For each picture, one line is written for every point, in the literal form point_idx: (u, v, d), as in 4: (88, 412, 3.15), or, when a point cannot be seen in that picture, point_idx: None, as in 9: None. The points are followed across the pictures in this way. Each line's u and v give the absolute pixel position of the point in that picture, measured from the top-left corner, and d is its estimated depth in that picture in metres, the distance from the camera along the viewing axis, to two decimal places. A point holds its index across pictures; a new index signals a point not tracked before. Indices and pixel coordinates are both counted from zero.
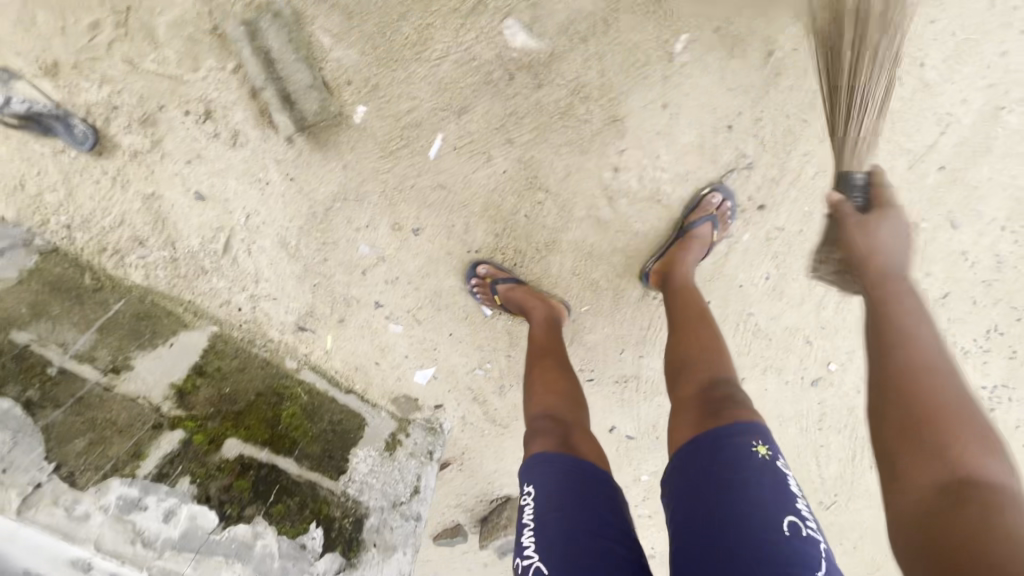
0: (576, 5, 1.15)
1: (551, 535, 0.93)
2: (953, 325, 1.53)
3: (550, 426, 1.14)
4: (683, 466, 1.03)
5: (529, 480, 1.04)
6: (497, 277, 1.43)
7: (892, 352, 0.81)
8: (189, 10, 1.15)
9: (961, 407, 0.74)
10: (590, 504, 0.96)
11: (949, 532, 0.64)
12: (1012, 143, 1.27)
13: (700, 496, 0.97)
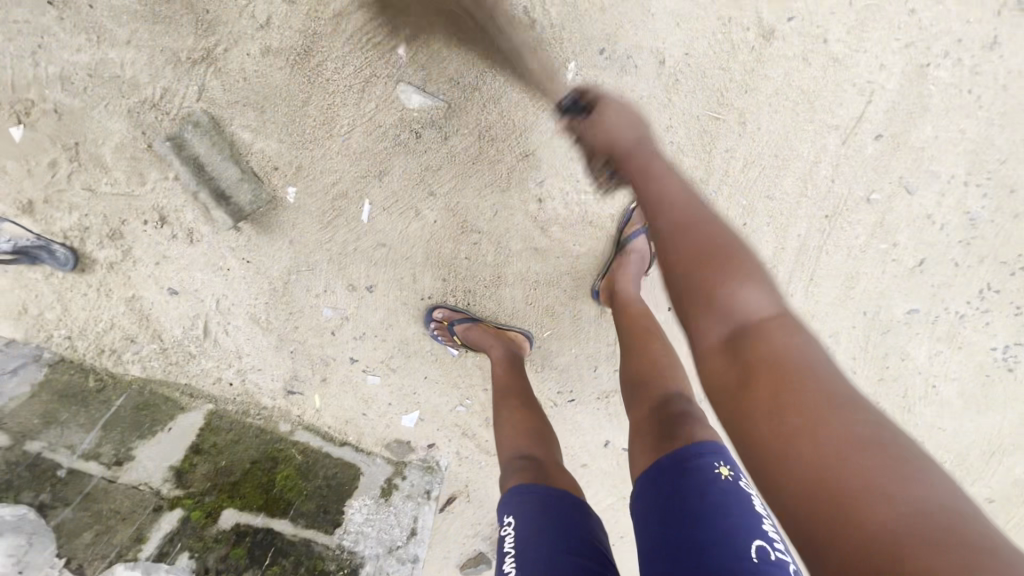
0: (462, 57, 1.17)
1: (529, 561, 0.89)
2: (941, 291, 1.43)
3: (521, 464, 1.11)
4: (646, 492, 0.93)
5: (507, 510, 1.00)
6: (454, 319, 1.46)
7: (665, 234, 0.85)
8: (125, 134, 1.27)
9: (720, 253, 0.80)
10: (569, 527, 0.93)
11: (775, 407, 0.65)
12: (949, 98, 1.19)
13: (665, 524, 0.86)
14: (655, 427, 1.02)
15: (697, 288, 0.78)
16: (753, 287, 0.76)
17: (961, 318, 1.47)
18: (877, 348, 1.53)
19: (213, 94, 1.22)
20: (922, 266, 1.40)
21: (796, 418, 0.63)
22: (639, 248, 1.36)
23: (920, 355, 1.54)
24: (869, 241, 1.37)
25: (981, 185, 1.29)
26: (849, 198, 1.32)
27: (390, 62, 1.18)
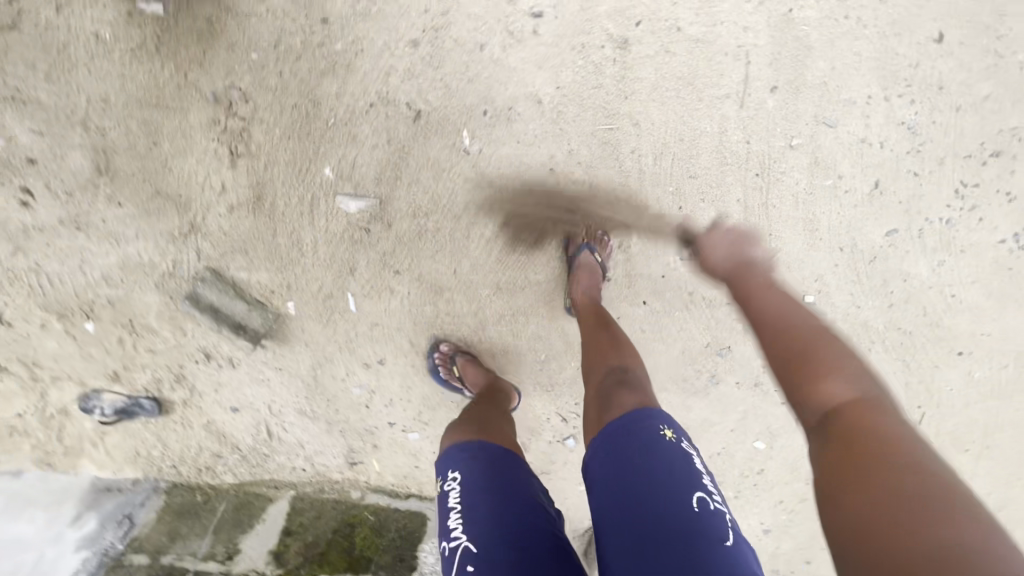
0: (376, 158, 1.35)
1: (477, 518, 0.94)
2: (913, 205, 1.37)
3: (466, 427, 1.17)
4: (597, 456, 0.95)
5: (453, 470, 1.04)
6: (455, 355, 1.58)
7: (775, 343, 1.02)
8: (159, 302, 1.59)
9: (817, 354, 0.94)
10: (516, 483, 0.99)
11: (846, 445, 0.80)
12: (828, 29, 1.20)
13: (614, 484, 0.89)
14: (598, 399, 1.07)
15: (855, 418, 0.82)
16: (843, 378, 0.89)
17: (949, 223, 1.39)
18: (872, 277, 1.48)
19: (208, 252, 1.50)
20: (879, 189, 1.36)
21: (862, 453, 0.76)
22: (587, 266, 1.41)
23: (923, 271, 1.47)
24: (813, 184, 1.36)
25: (905, 94, 1.25)
26: (772, 152, 1.32)
27: (322, 182, 1.38)
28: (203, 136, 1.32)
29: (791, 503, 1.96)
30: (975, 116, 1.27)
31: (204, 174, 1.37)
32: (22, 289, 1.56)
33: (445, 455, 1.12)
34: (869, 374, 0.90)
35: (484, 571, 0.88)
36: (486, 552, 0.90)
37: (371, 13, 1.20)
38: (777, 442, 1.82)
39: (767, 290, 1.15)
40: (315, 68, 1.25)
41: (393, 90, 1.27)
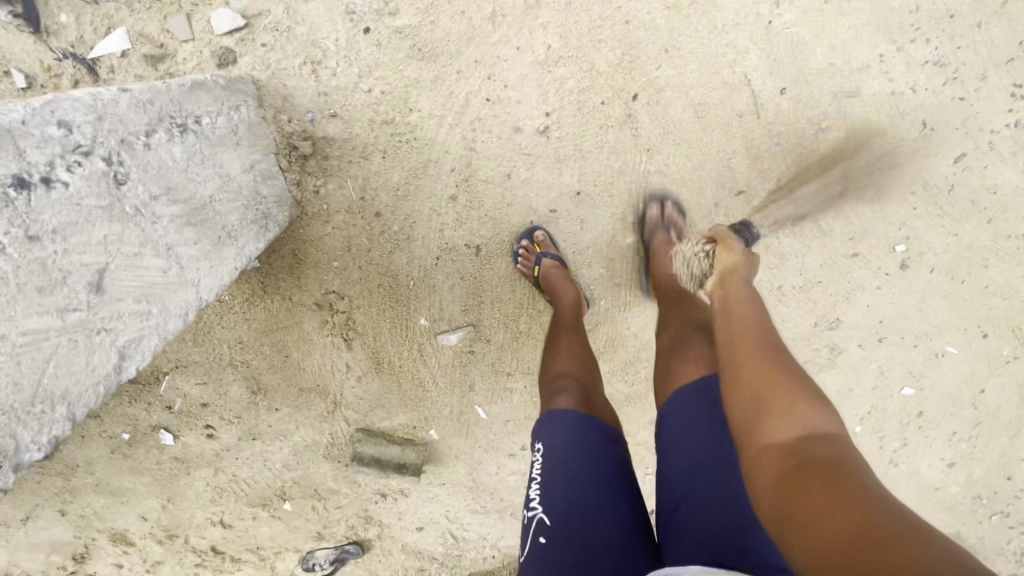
0: (457, 294, 1.52)
1: (556, 491, 0.93)
2: (971, 125, 1.33)
3: (566, 389, 1.10)
4: (662, 413, 0.97)
5: (538, 436, 1.03)
6: (546, 251, 1.39)
7: (757, 360, 0.84)
8: (332, 468, 1.85)
9: (797, 373, 0.81)
10: (605, 464, 0.96)
11: (826, 478, 0.65)
12: (813, 19, 1.22)
13: (678, 449, 0.91)
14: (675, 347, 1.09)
15: (756, 399, 0.79)
16: (807, 406, 0.75)
17: (1017, 125, 1.33)
18: (958, 203, 1.44)
19: (353, 417, 1.74)
20: (930, 126, 1.33)
21: (836, 486, 0.63)
22: None
23: (1010, 177, 1.41)
24: (859, 151, 1.36)
25: (917, 38, 1.23)
26: (806, 141, 1.34)
27: (422, 330, 1.57)
28: (320, 334, 1.55)
29: (965, 429, 1.89)
30: (999, 23, 1.23)
31: (331, 361, 1.61)
32: (230, 495, 1.88)
33: (541, 414, 1.07)
34: (838, 414, 0.76)
35: (559, 541, 0.88)
36: (560, 528, 0.89)
37: (410, 191, 1.35)
38: (926, 382, 1.77)
39: (729, 300, 1.00)
40: (386, 250, 1.42)
41: (450, 239, 1.42)
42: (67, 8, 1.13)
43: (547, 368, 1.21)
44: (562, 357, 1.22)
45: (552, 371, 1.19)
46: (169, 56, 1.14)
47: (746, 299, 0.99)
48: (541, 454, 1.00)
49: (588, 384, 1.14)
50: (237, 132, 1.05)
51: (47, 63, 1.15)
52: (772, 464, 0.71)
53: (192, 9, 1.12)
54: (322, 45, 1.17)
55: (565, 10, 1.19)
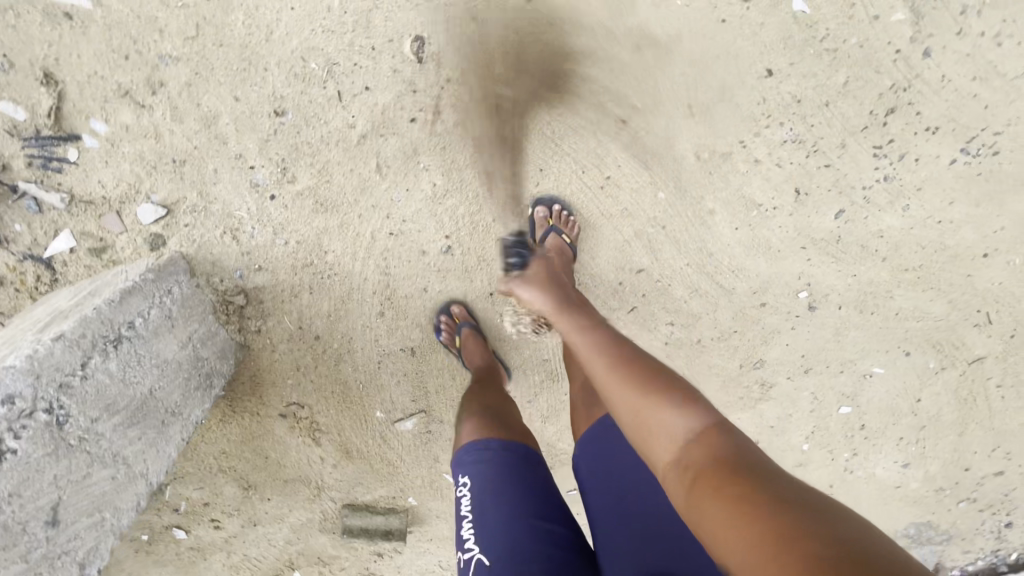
0: (405, 387, 1.68)
1: (488, 526, 0.98)
2: (843, 185, 1.41)
3: (482, 418, 1.16)
4: (588, 451, 1.06)
5: (462, 470, 1.07)
6: (465, 319, 1.50)
7: (621, 389, 0.89)
8: (328, 538, 2.05)
9: (654, 379, 0.87)
10: (532, 487, 1.02)
11: (720, 485, 0.69)
12: (673, 121, 1.31)
13: (607, 485, 0.99)
14: (585, 395, 1.18)
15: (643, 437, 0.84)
16: (673, 409, 0.81)
17: (888, 179, 1.41)
18: (850, 249, 1.53)
19: (338, 495, 1.93)
20: (804, 192, 1.42)
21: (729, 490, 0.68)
22: None
23: (894, 222, 1.48)
24: (742, 222, 1.46)
25: (771, 123, 1.32)
26: (690, 221, 1.45)
27: (380, 421, 1.74)
28: (291, 437, 1.74)
29: (913, 434, 1.96)
30: (847, 98, 1.31)
31: (307, 456, 1.81)
32: (246, 571, 2.10)
33: (461, 451, 1.11)
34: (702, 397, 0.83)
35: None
36: (497, 562, 0.93)
37: (341, 314, 1.51)
38: (861, 399, 1.86)
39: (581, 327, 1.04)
40: (331, 364, 1.59)
41: (387, 346, 1.59)
42: (17, 219, 1.31)
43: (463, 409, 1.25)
44: (475, 398, 1.27)
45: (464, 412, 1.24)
46: (110, 247, 1.33)
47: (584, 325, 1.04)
48: (468, 489, 1.04)
49: (501, 413, 1.20)
50: (170, 309, 1.23)
51: (12, 265, 1.35)
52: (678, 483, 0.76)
53: (121, 206, 1.30)
54: (236, 216, 1.33)
55: (441, 153, 1.30)
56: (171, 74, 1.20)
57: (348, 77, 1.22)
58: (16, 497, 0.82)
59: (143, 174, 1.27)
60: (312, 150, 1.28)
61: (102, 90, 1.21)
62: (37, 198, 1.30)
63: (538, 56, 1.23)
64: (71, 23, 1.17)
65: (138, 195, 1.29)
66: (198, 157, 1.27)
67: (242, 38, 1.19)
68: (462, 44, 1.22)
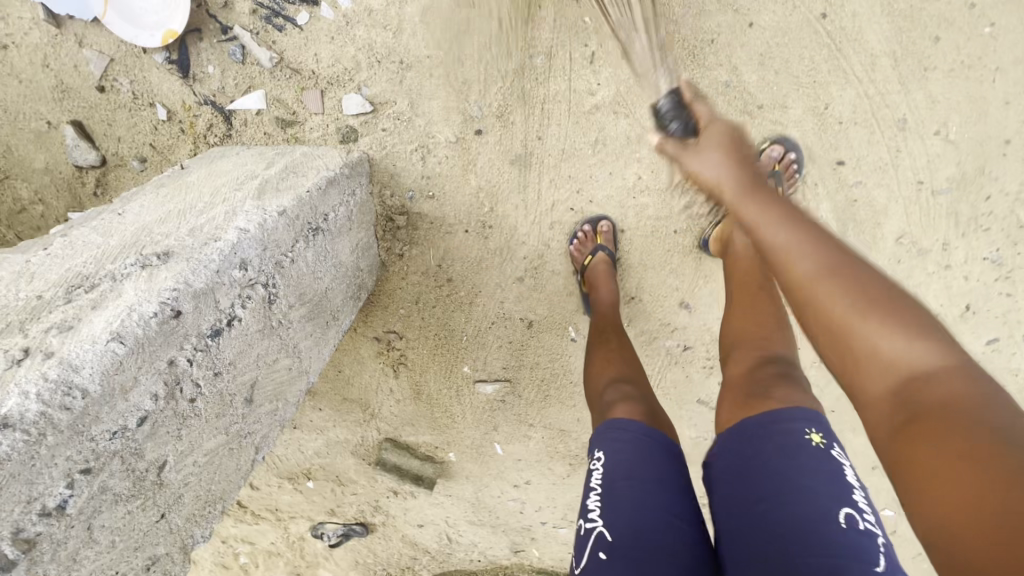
0: (504, 353, 1.66)
1: (618, 505, 0.84)
2: (1011, 317, 1.37)
3: (629, 398, 1.02)
4: (725, 450, 0.86)
5: (598, 443, 0.94)
6: (605, 243, 1.35)
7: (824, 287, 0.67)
8: (355, 462, 2.03)
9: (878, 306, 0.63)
10: (670, 480, 0.87)
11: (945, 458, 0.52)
12: (899, 200, 1.26)
13: (738, 477, 0.81)
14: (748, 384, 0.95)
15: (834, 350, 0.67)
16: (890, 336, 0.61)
17: None
18: None
19: (385, 428, 1.92)
20: (971, 309, 1.36)
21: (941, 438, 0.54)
22: None
23: None
24: None
25: (985, 237, 1.28)
26: None
27: (463, 375, 1.72)
28: (373, 361, 1.71)
29: None
30: None
31: (377, 383, 1.78)
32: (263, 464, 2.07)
33: (598, 427, 0.98)
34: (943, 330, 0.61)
35: (624, 566, 0.79)
36: (624, 545, 0.81)
37: (483, 266, 1.47)
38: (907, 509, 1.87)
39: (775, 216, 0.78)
40: (450, 309, 1.56)
41: (508, 310, 1.56)
42: (214, 61, 1.23)
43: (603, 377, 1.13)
44: (612, 366, 1.15)
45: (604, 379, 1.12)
46: (298, 123, 1.26)
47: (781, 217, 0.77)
48: (599, 462, 0.91)
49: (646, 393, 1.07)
50: (352, 209, 1.19)
51: (190, 105, 1.28)
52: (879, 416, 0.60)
53: (327, 86, 1.22)
54: (433, 137, 1.27)
55: (661, 151, 1.25)
56: None
57: (612, 44, 1.16)
58: (232, 367, 0.78)
59: (363, 64, 1.20)
60: (540, 101, 1.22)
61: None
62: (245, 47, 1.22)
63: (806, 95, 1.16)
64: None
65: (349, 82, 1.22)
66: (425, 67, 1.20)
67: None
68: (738, 55, 1.14)
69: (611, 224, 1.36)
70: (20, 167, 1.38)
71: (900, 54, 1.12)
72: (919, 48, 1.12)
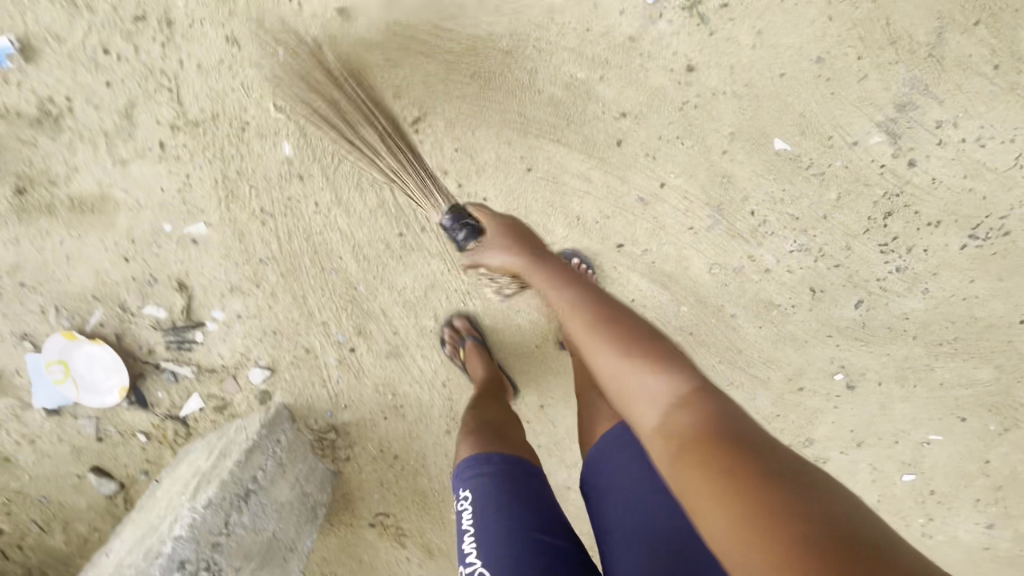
0: None
1: (490, 538, 0.97)
2: (854, 278, 1.50)
3: (484, 433, 1.15)
4: (597, 464, 1.08)
5: (467, 484, 1.06)
6: (468, 330, 1.53)
7: (612, 352, 0.88)
8: None
9: (656, 355, 0.85)
10: (532, 503, 1.01)
11: (717, 455, 0.68)
12: (680, 246, 1.46)
13: (615, 490, 1.02)
14: (600, 412, 1.18)
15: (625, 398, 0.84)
16: (670, 386, 0.80)
17: (902, 268, 1.48)
18: (876, 332, 1.59)
19: None
20: (819, 290, 1.52)
21: (714, 454, 0.68)
22: None
23: (917, 304, 1.54)
24: (764, 321, 1.57)
25: (775, 237, 1.44)
26: (719, 322, 1.57)
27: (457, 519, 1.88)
28: (380, 541, 1.87)
29: (988, 495, 1.82)
30: (843, 208, 1.41)
31: (395, 558, 1.90)
32: None
33: (460, 468, 1.09)
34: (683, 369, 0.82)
35: None
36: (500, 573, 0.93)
37: (414, 435, 1.73)
38: (924, 466, 1.80)
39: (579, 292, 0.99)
40: (409, 478, 1.80)
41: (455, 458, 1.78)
42: (159, 388, 1.65)
43: (466, 418, 1.22)
44: (470, 411, 1.25)
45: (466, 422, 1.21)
46: (230, 404, 1.63)
47: (578, 286, 1.00)
48: (470, 503, 1.04)
49: (506, 425, 1.20)
50: (280, 456, 1.50)
51: (157, 423, 1.69)
52: (668, 459, 0.73)
53: (236, 371, 1.61)
54: (323, 369, 1.60)
55: (486, 299, 1.54)
56: (266, 272, 1.49)
57: (406, 254, 1.48)
58: None
59: (252, 346, 1.58)
60: (378, 311, 1.54)
61: (219, 289, 1.51)
62: (174, 371, 1.63)
63: (558, 218, 1.42)
64: (197, 244, 1.46)
65: (248, 362, 1.59)
66: (290, 330, 1.56)
67: (310, 232, 1.44)
68: None
69: (468, 317, 1.55)
70: (71, 515, 1.82)
71: (603, 164, 1.37)
72: (611, 153, 1.36)
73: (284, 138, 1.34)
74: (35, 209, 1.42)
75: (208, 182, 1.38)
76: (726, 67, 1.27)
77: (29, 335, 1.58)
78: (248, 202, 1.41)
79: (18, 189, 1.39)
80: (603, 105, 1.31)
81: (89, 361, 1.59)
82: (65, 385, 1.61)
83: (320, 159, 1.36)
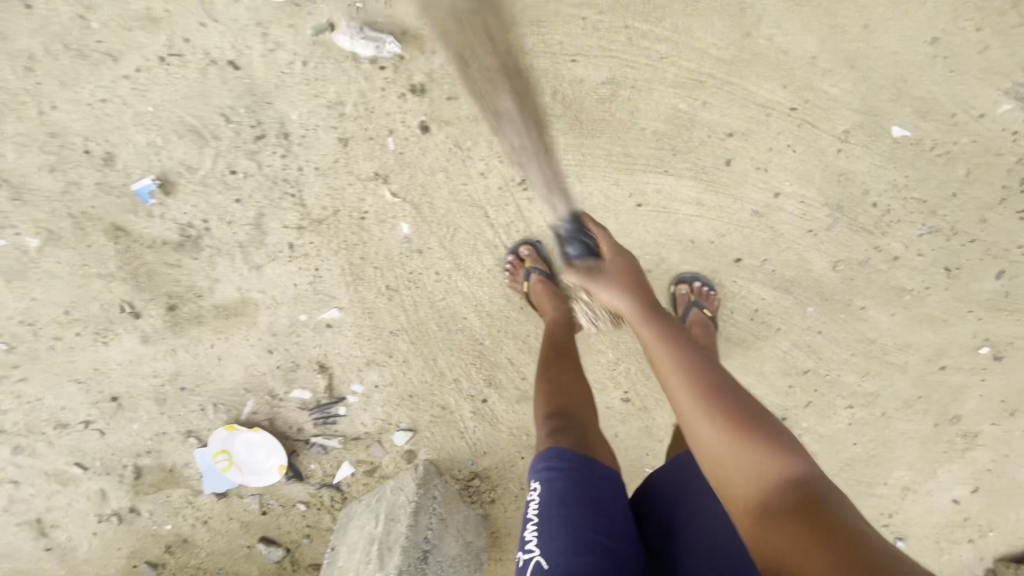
0: None
1: (551, 533, 0.92)
2: (994, 250, 1.42)
3: (566, 427, 1.05)
4: (667, 477, 1.06)
5: (536, 474, 1.00)
6: (533, 265, 1.40)
7: (696, 413, 0.88)
8: None
9: (736, 418, 0.84)
10: (599, 506, 0.95)
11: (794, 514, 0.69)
12: (801, 249, 1.42)
13: (687, 505, 1.00)
14: None
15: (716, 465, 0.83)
16: (752, 451, 0.79)
17: None
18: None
19: None
20: (955, 268, 1.44)
21: (793, 518, 0.69)
22: (699, 324, 1.39)
23: None
24: (898, 309, 1.49)
25: (902, 223, 1.39)
26: (852, 317, 1.50)
27: None
28: None
29: None
30: (973, 184, 1.34)
31: None
32: None
33: (534, 458, 1.02)
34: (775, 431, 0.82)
35: None
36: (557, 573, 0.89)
37: None
38: None
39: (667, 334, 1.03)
40: None
41: None
42: (312, 461, 1.74)
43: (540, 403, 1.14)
44: (550, 394, 1.15)
45: (543, 411, 1.12)
46: (379, 466, 1.72)
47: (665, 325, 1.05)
48: (537, 493, 0.98)
49: (585, 423, 1.08)
50: (440, 512, 1.60)
51: (313, 492, 1.78)
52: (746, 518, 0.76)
53: (380, 437, 1.69)
54: (459, 423, 1.67)
55: (609, 333, 1.57)
56: (398, 342, 1.57)
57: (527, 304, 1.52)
58: None
59: (392, 412, 1.66)
60: (506, 361, 1.60)
61: (357, 364, 1.60)
62: (324, 444, 1.72)
63: (673, 245, 1.42)
64: (332, 329, 1.55)
65: (391, 426, 1.68)
66: (425, 391, 1.63)
67: (433, 301, 1.51)
68: None
69: (534, 246, 1.42)
70: None
71: (714, 186, 1.36)
72: (721, 174, 1.34)
73: (401, 220, 1.41)
74: (186, 320, 1.54)
75: (337, 270, 1.46)
76: (827, 68, 1.26)
77: (193, 431, 1.69)
78: (374, 282, 1.48)
79: (170, 306, 1.51)
80: (707, 128, 1.31)
81: (249, 445, 1.69)
82: (230, 471, 1.72)
83: (437, 232, 1.42)
